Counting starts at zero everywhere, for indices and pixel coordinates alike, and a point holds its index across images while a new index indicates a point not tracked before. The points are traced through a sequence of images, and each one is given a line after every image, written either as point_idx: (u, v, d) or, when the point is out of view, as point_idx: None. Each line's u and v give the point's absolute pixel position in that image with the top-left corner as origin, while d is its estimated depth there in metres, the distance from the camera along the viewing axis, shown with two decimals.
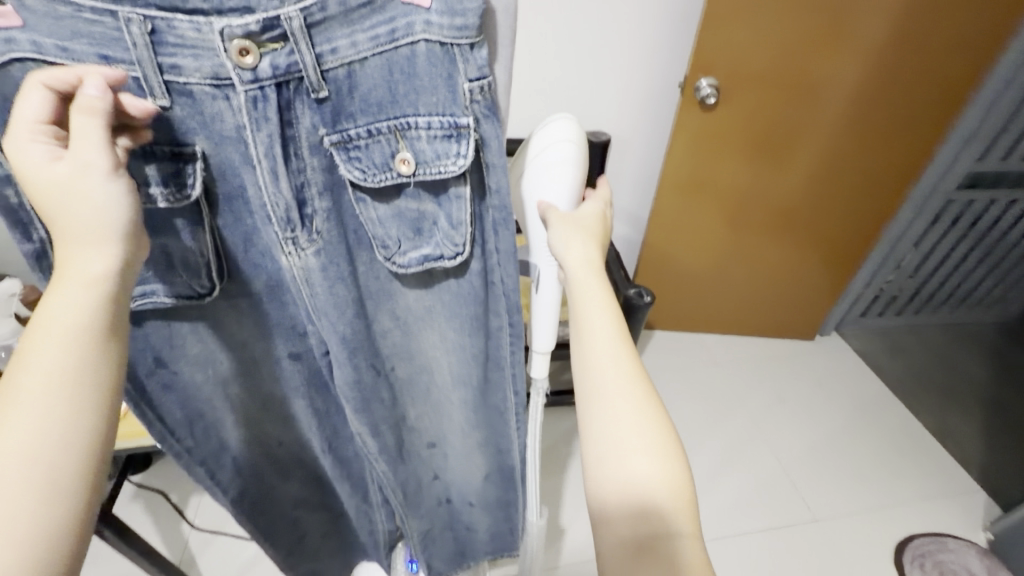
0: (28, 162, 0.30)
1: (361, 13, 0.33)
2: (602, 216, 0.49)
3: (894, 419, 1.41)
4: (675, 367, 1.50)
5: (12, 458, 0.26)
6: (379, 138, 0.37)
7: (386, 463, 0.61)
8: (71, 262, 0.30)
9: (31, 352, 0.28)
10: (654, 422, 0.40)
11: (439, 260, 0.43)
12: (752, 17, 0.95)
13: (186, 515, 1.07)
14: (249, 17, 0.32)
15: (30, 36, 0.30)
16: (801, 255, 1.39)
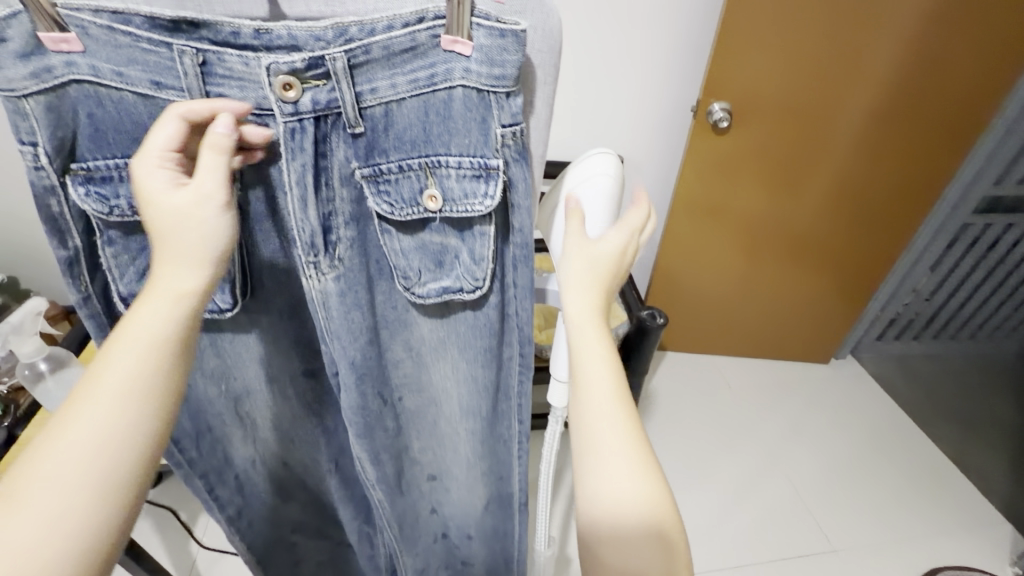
0: (150, 184, 0.33)
1: (404, 57, 0.34)
2: (621, 253, 0.43)
3: (910, 450, 1.38)
4: (685, 391, 1.48)
5: (85, 447, 0.30)
6: (409, 174, 0.38)
7: (383, 493, 0.61)
8: (166, 276, 0.34)
9: (115, 354, 0.32)
10: (646, 476, 0.38)
11: (459, 293, 0.43)
12: (766, 46, 0.96)
13: (194, 534, 1.07)
14: (296, 55, 0.33)
15: (90, 61, 0.32)
16: (814, 279, 1.38)
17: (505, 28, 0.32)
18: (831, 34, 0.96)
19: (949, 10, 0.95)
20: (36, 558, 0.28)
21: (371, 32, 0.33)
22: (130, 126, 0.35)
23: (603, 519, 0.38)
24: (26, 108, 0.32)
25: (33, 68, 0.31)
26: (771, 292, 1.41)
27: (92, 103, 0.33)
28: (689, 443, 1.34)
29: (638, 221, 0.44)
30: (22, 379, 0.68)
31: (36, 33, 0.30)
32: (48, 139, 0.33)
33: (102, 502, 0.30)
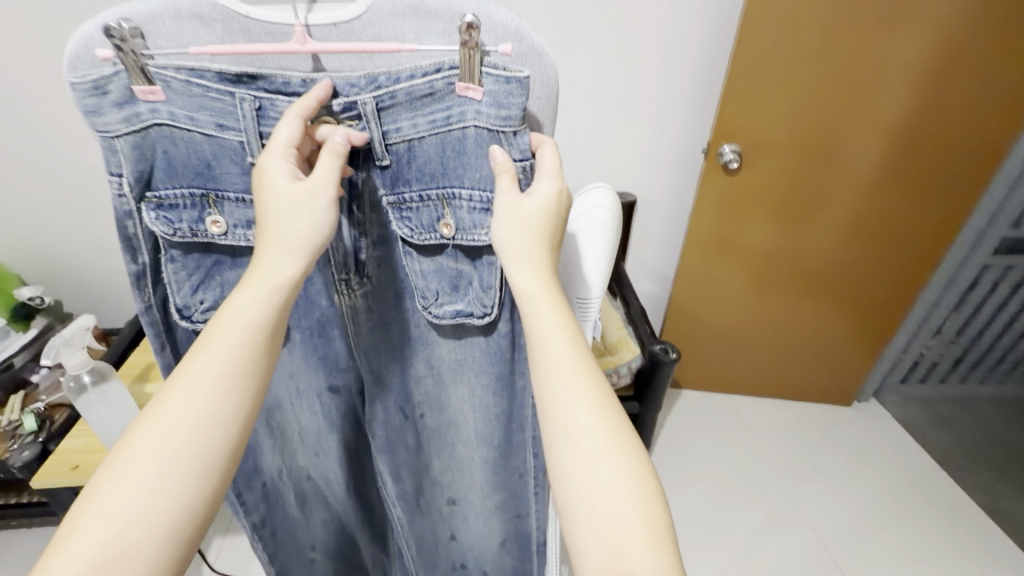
0: (273, 176, 0.37)
1: (424, 101, 0.39)
2: (555, 202, 0.41)
3: (947, 492, 1.33)
4: (703, 430, 1.46)
5: (188, 419, 0.35)
6: (428, 203, 0.43)
7: (403, 509, 0.67)
8: (267, 264, 0.38)
9: (215, 337, 0.37)
10: (620, 450, 0.35)
11: (470, 317, 0.46)
12: (773, 91, 1.01)
13: (208, 558, 1.09)
14: (335, 100, 0.39)
15: (169, 108, 0.38)
16: (834, 316, 1.37)
17: (510, 75, 0.37)
18: (838, 81, 0.99)
19: (958, 58, 0.97)
20: (145, 522, 0.33)
21: (396, 81, 0.38)
22: (196, 163, 0.40)
23: (577, 503, 0.34)
24: (116, 147, 0.38)
25: (125, 114, 0.37)
26: (790, 330, 1.41)
27: (167, 143, 0.39)
28: (704, 484, 1.31)
29: (554, 158, 0.41)
30: (69, 389, 0.74)
31: (130, 87, 0.36)
32: (131, 172, 0.38)
33: (198, 476, 0.35)
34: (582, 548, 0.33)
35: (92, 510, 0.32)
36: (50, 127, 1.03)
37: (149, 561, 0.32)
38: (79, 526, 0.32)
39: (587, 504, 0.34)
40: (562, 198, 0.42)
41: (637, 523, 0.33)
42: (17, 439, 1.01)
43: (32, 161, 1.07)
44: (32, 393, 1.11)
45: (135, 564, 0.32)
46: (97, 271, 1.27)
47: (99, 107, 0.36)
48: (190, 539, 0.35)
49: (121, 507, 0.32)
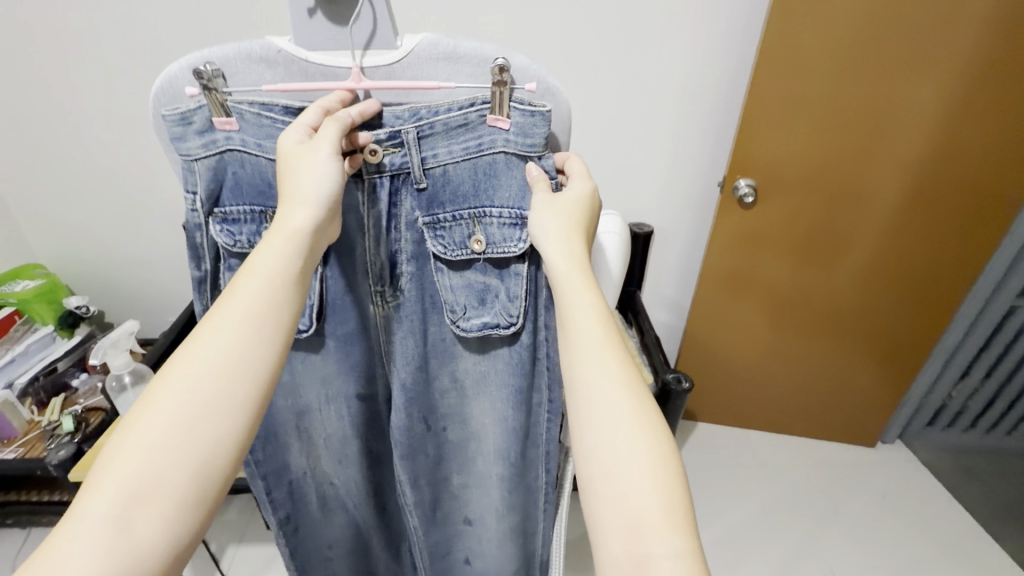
0: (287, 144, 0.41)
1: (458, 131, 0.44)
2: (589, 199, 0.45)
3: (986, 550, 1.26)
4: (719, 464, 1.45)
5: (216, 356, 0.38)
6: (461, 222, 0.47)
7: (419, 518, 0.65)
8: (283, 215, 0.41)
9: (240, 282, 0.40)
10: (648, 427, 0.37)
11: (496, 328, 0.49)
12: (785, 128, 1.05)
13: (220, 567, 1.14)
14: (381, 130, 0.44)
15: (241, 135, 0.43)
16: (856, 355, 1.36)
17: (535, 109, 0.42)
18: (851, 122, 1.03)
19: (974, 105, 0.99)
20: (174, 455, 0.35)
21: (435, 113, 0.43)
22: (260, 182, 0.45)
23: (617, 475, 0.36)
24: (195, 168, 0.44)
25: (204, 140, 0.43)
26: (811, 369, 1.40)
27: (237, 165, 0.45)
28: (714, 520, 1.30)
29: (582, 169, 0.47)
30: (109, 387, 0.80)
31: (211, 118, 0.43)
32: (203, 190, 0.44)
33: (225, 414, 0.37)
34: (604, 523, 0.35)
35: (127, 443, 0.35)
36: (111, 146, 1.12)
37: (179, 492, 0.35)
38: (114, 458, 0.34)
39: (621, 477, 0.36)
40: (593, 199, 0.46)
41: (656, 499, 0.35)
42: (55, 439, 1.06)
43: (93, 177, 1.17)
44: (71, 397, 1.17)
45: (166, 493, 0.34)
46: (141, 281, 1.35)
47: (184, 135, 0.43)
48: (221, 478, 0.37)
49: (152, 440, 0.35)
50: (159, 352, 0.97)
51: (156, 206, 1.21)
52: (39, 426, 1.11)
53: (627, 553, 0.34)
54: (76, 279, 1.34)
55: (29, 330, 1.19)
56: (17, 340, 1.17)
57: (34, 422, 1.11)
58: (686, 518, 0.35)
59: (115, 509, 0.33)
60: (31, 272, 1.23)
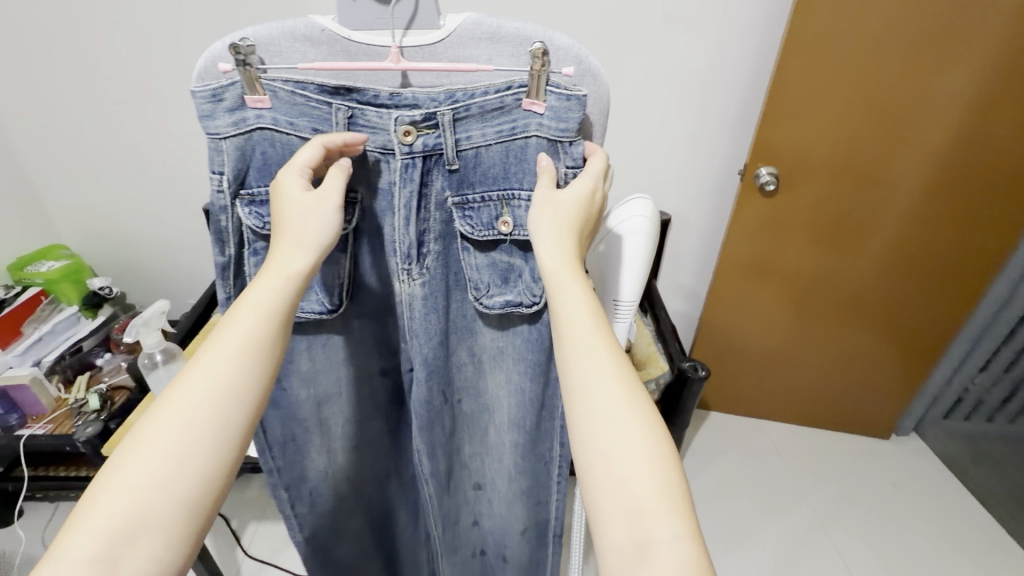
0: (288, 189, 0.39)
1: (493, 114, 0.40)
2: (590, 197, 0.41)
3: (1002, 542, 1.25)
4: (732, 453, 1.45)
5: (205, 391, 0.37)
6: (489, 203, 0.43)
7: (434, 488, 0.59)
8: (281, 257, 0.39)
9: (234, 319, 0.38)
10: (641, 419, 0.36)
11: (519, 307, 0.45)
12: (810, 115, 1.02)
13: (241, 543, 1.18)
14: (416, 111, 0.40)
15: (273, 114, 0.39)
16: (875, 347, 1.35)
17: (571, 93, 0.38)
18: (873, 111, 1.00)
19: (1002, 92, 0.96)
20: (163, 490, 0.34)
21: (472, 96, 0.40)
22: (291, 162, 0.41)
23: (616, 465, 0.35)
24: (222, 147, 0.39)
25: (234, 118, 0.38)
26: (827, 358, 1.39)
27: (266, 144, 0.40)
28: (727, 507, 1.31)
29: (603, 167, 0.41)
30: (141, 365, 0.80)
31: (243, 95, 0.38)
32: (230, 171, 0.40)
33: (212, 449, 0.36)
34: (603, 510, 0.35)
35: (116, 478, 0.34)
36: (136, 130, 1.14)
37: (167, 526, 0.34)
38: (103, 494, 0.34)
39: (619, 468, 0.35)
40: (592, 198, 0.42)
41: (654, 486, 0.34)
42: (82, 416, 1.09)
43: (116, 159, 1.18)
44: (96, 375, 1.19)
45: (152, 532, 0.34)
46: (163, 265, 1.37)
47: (213, 112, 0.38)
48: (203, 516, 0.36)
49: (139, 478, 0.34)
50: (183, 333, 0.99)
51: (178, 190, 1.23)
52: (67, 404, 1.13)
53: (628, 540, 0.33)
54: (100, 261, 1.36)
55: (55, 310, 1.21)
56: (44, 320, 1.19)
57: (61, 400, 1.14)
58: (684, 502, 0.34)
59: (100, 549, 0.32)
60: (57, 253, 1.26)
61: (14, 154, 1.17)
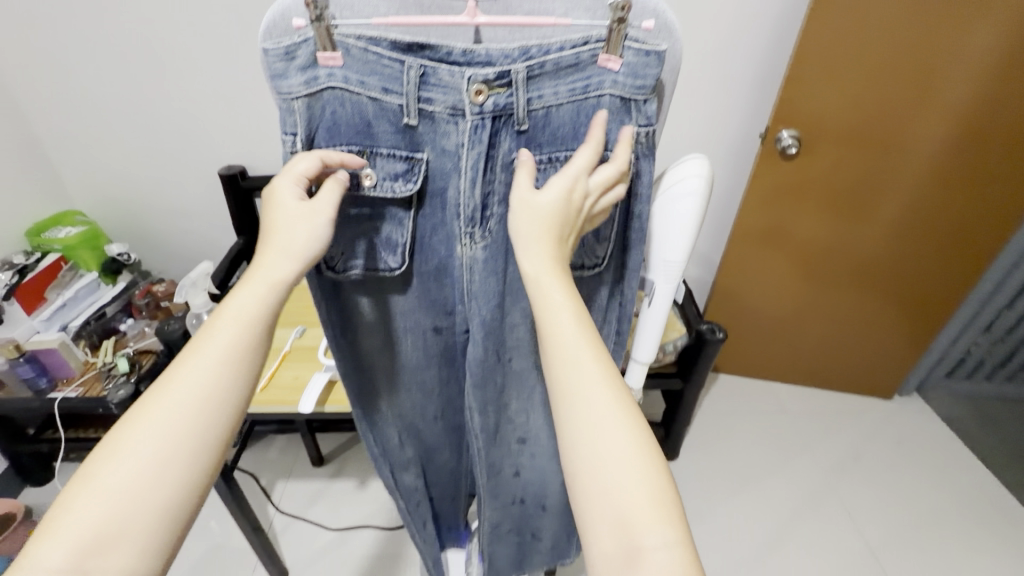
0: (283, 199, 0.38)
1: (567, 71, 0.38)
2: (570, 201, 0.37)
3: (998, 494, 1.30)
4: (742, 414, 1.49)
5: (184, 403, 0.35)
6: (556, 164, 0.41)
7: (483, 441, 0.62)
8: (265, 266, 0.38)
9: (216, 328, 0.37)
10: (629, 421, 0.35)
11: (580, 268, 0.45)
12: (836, 77, 1.02)
13: (272, 499, 1.22)
14: (489, 68, 0.37)
15: (344, 72, 0.37)
16: (886, 311, 1.37)
17: (650, 48, 0.36)
18: (897, 70, 0.99)
19: None
20: (140, 505, 0.33)
21: (546, 53, 0.37)
22: (359, 123, 0.39)
23: (601, 474, 0.33)
24: (293, 108, 0.37)
25: (306, 77, 0.36)
26: (837, 322, 1.41)
27: (337, 104, 0.38)
28: (737, 464, 1.35)
29: (588, 163, 0.37)
30: None
31: (315, 52, 0.36)
32: (303, 133, 0.38)
33: (189, 462, 0.35)
34: (591, 521, 0.34)
35: (89, 489, 0.33)
36: (146, 90, 1.12)
37: (143, 537, 0.33)
38: (76, 501, 0.32)
39: (606, 475, 0.34)
40: (577, 204, 0.38)
41: (646, 495, 0.33)
42: (112, 379, 1.11)
43: (130, 124, 1.16)
44: (122, 339, 1.21)
45: (127, 547, 0.32)
46: (178, 232, 1.36)
47: (285, 71, 0.36)
48: (179, 528, 0.35)
49: (116, 492, 0.33)
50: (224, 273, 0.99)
51: (189, 153, 1.21)
52: (94, 367, 1.14)
53: (619, 548, 0.32)
54: (113, 229, 1.35)
55: (75, 276, 1.21)
56: (65, 285, 1.19)
57: (88, 363, 1.15)
58: (675, 506, 0.33)
59: (73, 556, 0.31)
60: (71, 219, 1.25)
61: (23, 118, 1.15)
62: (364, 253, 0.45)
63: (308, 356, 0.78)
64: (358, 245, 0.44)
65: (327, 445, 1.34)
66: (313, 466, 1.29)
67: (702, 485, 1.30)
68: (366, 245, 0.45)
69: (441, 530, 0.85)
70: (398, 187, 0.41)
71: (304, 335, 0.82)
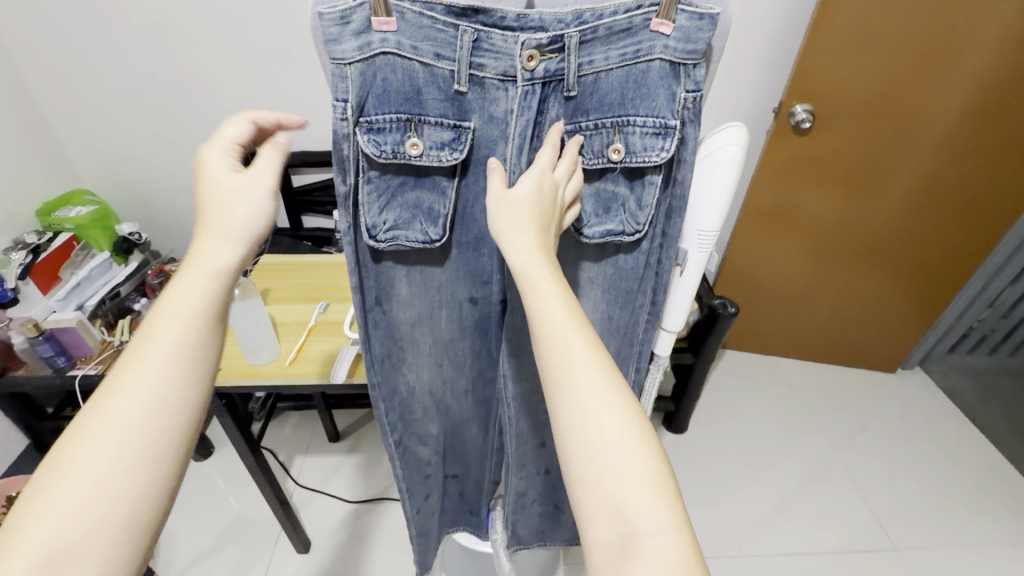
0: (216, 167, 0.41)
1: (619, 36, 0.38)
2: (541, 191, 0.39)
3: (995, 463, 1.34)
4: (749, 388, 1.52)
5: (137, 404, 0.34)
6: (602, 130, 0.41)
7: (516, 410, 0.66)
8: (204, 256, 0.39)
9: (157, 327, 0.37)
10: (626, 410, 0.35)
11: (620, 236, 0.46)
12: (851, 49, 1.01)
13: (291, 473, 1.24)
14: (541, 34, 0.38)
15: (398, 38, 0.37)
16: (892, 285, 1.38)
17: (703, 12, 0.37)
18: (912, 40, 0.99)
19: None
20: (103, 514, 0.32)
21: (600, 17, 0.38)
22: (409, 89, 0.39)
23: (594, 457, 0.34)
24: (346, 73, 0.37)
25: (359, 43, 0.37)
26: (843, 297, 1.43)
27: (388, 71, 0.38)
28: (744, 436, 1.39)
29: (549, 160, 0.40)
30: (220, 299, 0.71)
31: (369, 17, 0.36)
32: (354, 99, 0.38)
33: (150, 468, 0.34)
34: (587, 506, 0.34)
35: (42, 508, 0.31)
36: (158, 65, 1.10)
37: (108, 548, 0.31)
38: (27, 522, 0.30)
39: (599, 459, 0.34)
40: (554, 202, 0.40)
41: (636, 476, 0.33)
42: None
43: (141, 101, 1.15)
44: (136, 319, 1.18)
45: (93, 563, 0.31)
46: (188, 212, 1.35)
47: (340, 36, 0.36)
48: (147, 538, 0.34)
49: (71, 507, 0.31)
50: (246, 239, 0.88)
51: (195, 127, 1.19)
52: (112, 346, 1.12)
53: (615, 534, 0.32)
54: (124, 210, 1.34)
55: (88, 255, 1.20)
56: (78, 265, 1.18)
57: (106, 342, 1.12)
58: (671, 491, 0.34)
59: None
60: (80, 198, 1.24)
61: (27, 92, 1.13)
62: (404, 223, 0.45)
63: (333, 330, 0.79)
64: (400, 215, 0.44)
65: (343, 421, 1.36)
66: (330, 442, 1.31)
67: (711, 457, 1.33)
68: (408, 216, 0.45)
69: (462, 504, 0.85)
70: (446, 155, 0.41)
71: (328, 309, 0.83)
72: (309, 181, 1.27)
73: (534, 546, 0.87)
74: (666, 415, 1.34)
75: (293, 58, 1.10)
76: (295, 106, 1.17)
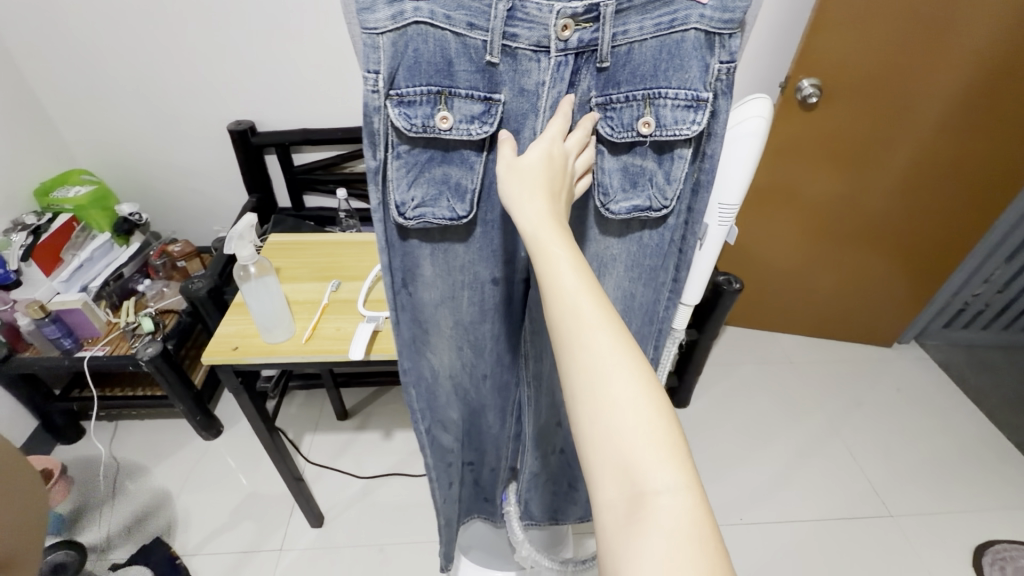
0: None
1: (654, 5, 0.38)
2: (556, 161, 0.40)
3: (986, 433, 1.38)
4: (750, 364, 1.54)
5: None
6: (632, 103, 0.41)
7: (532, 390, 0.71)
8: None
9: None
10: (636, 371, 0.35)
11: (648, 211, 0.46)
12: (859, 23, 1.00)
13: (301, 450, 1.26)
14: (577, 3, 0.38)
15: (431, 6, 0.37)
16: (891, 262, 1.40)
17: None
18: (918, 14, 0.97)
19: None
20: None
21: None
22: (440, 60, 0.39)
23: (606, 416, 0.34)
24: (378, 42, 0.37)
25: (393, 11, 0.36)
26: (844, 275, 1.45)
27: (420, 41, 0.38)
28: (744, 410, 1.41)
29: (560, 129, 0.41)
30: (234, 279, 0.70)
31: None
32: (386, 70, 0.38)
33: None
34: (594, 462, 0.34)
35: None
36: (152, 38, 1.07)
37: None
38: None
39: (607, 418, 0.34)
40: (563, 167, 0.41)
41: (646, 434, 0.34)
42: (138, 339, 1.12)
43: (135, 76, 1.12)
44: (141, 300, 1.21)
45: None
46: (187, 192, 1.32)
47: (373, 4, 0.36)
48: None
49: None
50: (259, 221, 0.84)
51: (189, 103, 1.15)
52: (118, 327, 1.15)
53: (624, 494, 0.33)
54: (121, 190, 1.32)
55: (89, 236, 1.18)
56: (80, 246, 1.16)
57: (111, 323, 1.15)
58: (680, 451, 0.34)
59: None
60: (77, 176, 1.21)
61: (15, 67, 1.09)
62: (431, 200, 0.44)
63: (346, 308, 0.79)
64: (427, 192, 0.44)
65: (351, 399, 1.38)
66: (338, 420, 1.33)
67: (711, 430, 1.36)
68: (435, 192, 0.44)
69: (478, 490, 0.86)
70: (477, 129, 0.41)
71: (341, 288, 0.83)
72: (312, 160, 1.25)
73: (545, 524, 0.90)
74: (669, 391, 1.36)
75: (292, 29, 1.06)
76: (295, 82, 1.14)
